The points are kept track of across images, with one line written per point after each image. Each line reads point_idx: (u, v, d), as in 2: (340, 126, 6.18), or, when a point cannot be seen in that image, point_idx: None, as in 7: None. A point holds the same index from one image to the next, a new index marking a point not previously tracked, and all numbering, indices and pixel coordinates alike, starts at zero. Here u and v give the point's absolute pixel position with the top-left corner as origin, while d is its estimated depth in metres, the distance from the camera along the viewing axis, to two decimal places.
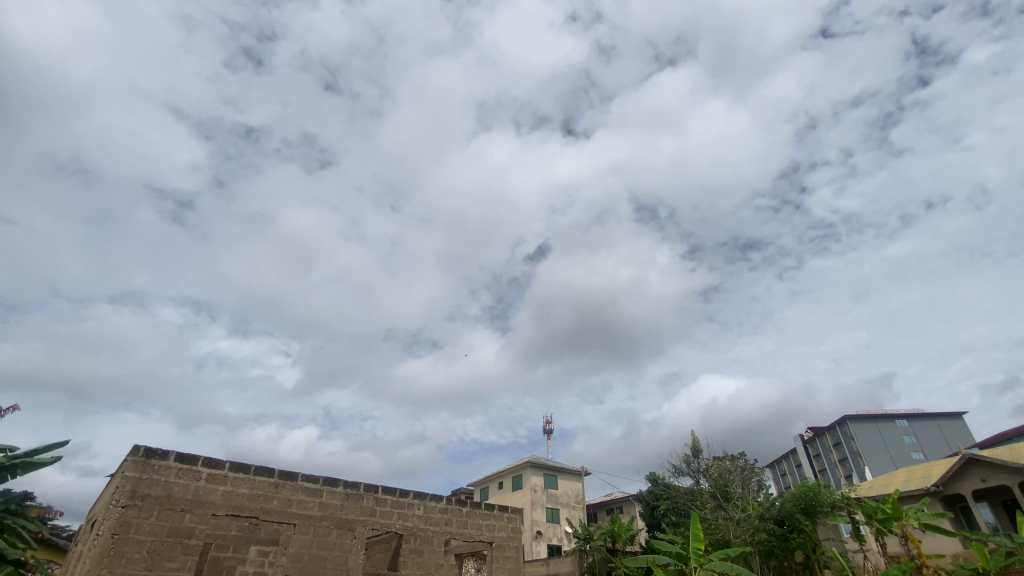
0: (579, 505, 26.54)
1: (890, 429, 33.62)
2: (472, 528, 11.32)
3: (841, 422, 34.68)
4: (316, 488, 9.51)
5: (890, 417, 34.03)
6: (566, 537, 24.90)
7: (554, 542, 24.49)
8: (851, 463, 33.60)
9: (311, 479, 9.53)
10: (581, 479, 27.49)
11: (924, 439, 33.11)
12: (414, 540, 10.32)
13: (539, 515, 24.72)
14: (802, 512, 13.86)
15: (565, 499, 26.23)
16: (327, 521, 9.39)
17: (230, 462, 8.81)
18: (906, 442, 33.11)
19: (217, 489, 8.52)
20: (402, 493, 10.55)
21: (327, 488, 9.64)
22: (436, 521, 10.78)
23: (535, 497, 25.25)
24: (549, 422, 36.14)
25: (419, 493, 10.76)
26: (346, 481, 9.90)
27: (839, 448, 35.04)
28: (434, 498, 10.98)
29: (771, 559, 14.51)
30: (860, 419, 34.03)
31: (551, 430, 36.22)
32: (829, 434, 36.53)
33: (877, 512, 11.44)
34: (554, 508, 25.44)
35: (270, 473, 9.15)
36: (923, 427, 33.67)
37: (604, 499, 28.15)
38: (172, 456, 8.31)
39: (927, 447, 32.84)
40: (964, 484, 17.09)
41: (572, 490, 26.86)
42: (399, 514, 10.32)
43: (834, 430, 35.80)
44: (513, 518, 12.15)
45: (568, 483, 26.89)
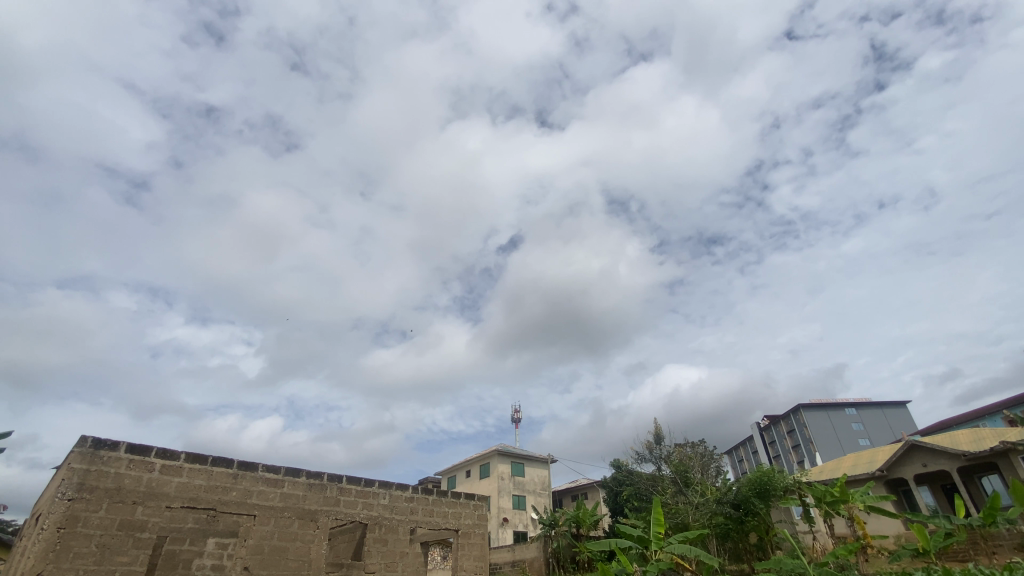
0: (544, 492, 26.95)
1: (840, 417, 35.38)
2: (438, 516, 11.35)
3: (795, 411, 36.30)
4: (278, 479, 9.34)
5: (840, 406, 35.81)
6: (531, 524, 25.29)
7: (520, 529, 24.85)
8: (804, 449, 35.29)
9: (272, 470, 9.35)
10: (547, 466, 27.89)
11: (870, 426, 35.06)
12: (378, 529, 10.28)
13: (505, 502, 24.98)
14: (757, 495, 14.48)
15: (532, 486, 26.58)
16: (288, 512, 9.23)
17: (186, 452, 8.53)
18: (855, 430, 34.96)
19: (172, 481, 8.26)
20: (367, 482, 10.48)
21: (289, 479, 9.47)
22: (401, 511, 10.76)
23: (502, 484, 25.47)
24: (517, 411, 36.33)
25: (384, 483, 10.72)
26: (309, 471, 9.77)
27: (793, 436, 36.72)
28: (399, 487, 10.96)
29: (727, 541, 15.14)
30: (813, 408, 35.71)
31: (519, 419, 36.16)
32: (783, 422, 38.20)
33: (826, 496, 12.07)
34: (520, 496, 25.75)
35: (228, 464, 8.91)
36: (870, 416, 35.59)
37: (569, 485, 28.70)
38: (122, 447, 7.98)
39: (873, 434, 34.79)
40: (907, 468, 18.20)
41: (539, 477, 27.23)
42: (364, 504, 10.25)
43: (789, 417, 37.45)
44: (479, 506, 12.26)
45: (534, 470, 27.24)
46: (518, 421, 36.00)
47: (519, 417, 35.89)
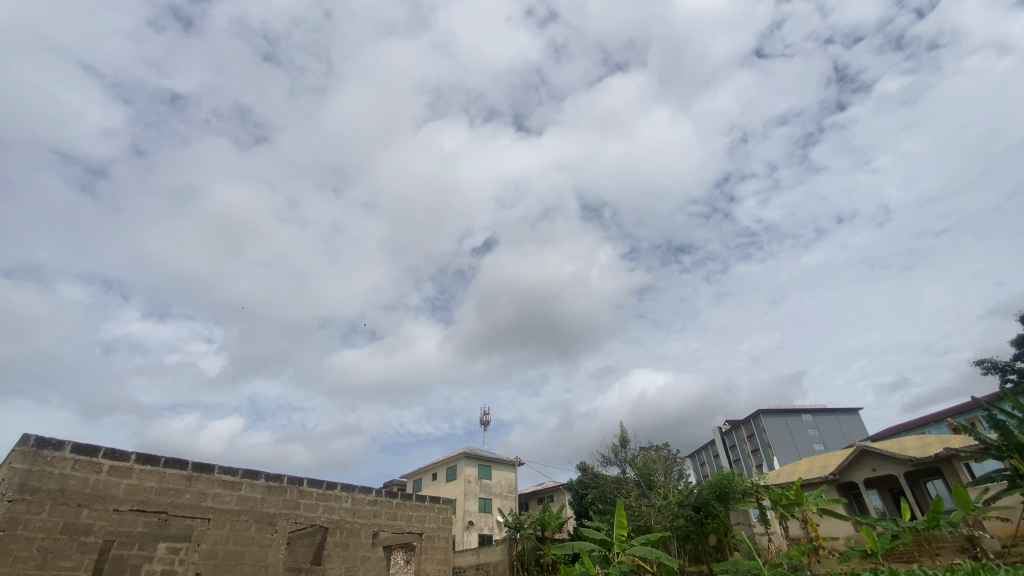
0: (511, 495, 26.95)
1: (797, 423, 36.69)
2: (401, 519, 11.22)
3: (756, 416, 37.46)
4: (235, 481, 9.05)
5: (798, 412, 37.14)
6: (497, 527, 25.25)
7: (485, 532, 24.79)
8: (762, 453, 36.47)
9: (228, 472, 9.05)
10: (514, 469, 27.91)
11: (824, 431, 36.50)
12: (339, 533, 10.08)
13: (471, 505, 24.87)
14: (717, 498, 14.88)
15: (498, 489, 26.55)
16: (245, 515, 8.95)
17: (136, 453, 8.18)
18: (810, 435, 36.31)
19: (121, 483, 7.90)
20: (329, 485, 10.27)
21: (247, 481, 9.20)
22: (363, 514, 10.58)
23: (468, 487, 25.35)
24: (486, 413, 36.21)
25: (346, 486, 10.52)
26: (268, 473, 9.50)
27: (752, 440, 37.89)
28: (362, 491, 10.78)
29: (687, 543, 15.49)
30: (772, 413, 36.94)
31: (487, 422, 36.06)
32: (744, 426, 39.38)
33: (782, 498, 12.53)
34: (486, 499, 25.67)
35: (182, 466, 8.59)
36: (825, 422, 37.05)
37: (535, 488, 28.80)
38: (67, 447, 7.59)
39: (827, 439, 36.25)
40: (857, 472, 19.01)
41: (506, 480, 27.22)
42: (325, 507, 10.04)
43: (749, 422, 38.64)
44: (444, 509, 12.17)
45: (501, 473, 27.21)
46: (486, 424, 35.90)
47: (488, 419, 35.82)
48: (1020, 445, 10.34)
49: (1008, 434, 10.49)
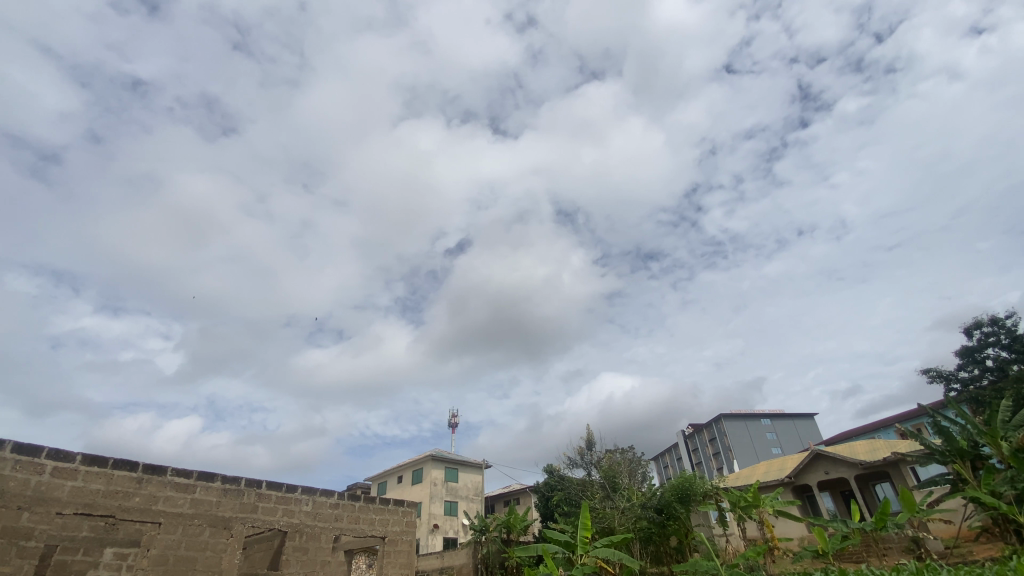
0: (477, 498, 26.85)
1: (757, 427, 37.88)
2: (363, 523, 11.04)
3: (718, 420, 38.50)
4: (189, 484, 8.74)
5: (757, 416, 38.34)
6: (462, 530, 25.12)
7: (450, 535, 24.63)
8: (723, 456, 37.51)
9: (182, 474, 8.73)
10: (481, 471, 27.81)
11: (782, 436, 37.82)
12: (299, 537, 9.85)
13: (436, 508, 24.67)
14: (678, 500, 15.19)
15: (464, 492, 26.41)
16: (199, 520, 8.65)
17: (83, 454, 7.80)
18: (768, 439, 37.54)
19: (65, 485, 7.51)
20: (289, 488, 10.03)
21: (201, 484, 8.89)
22: (324, 518, 10.37)
23: (434, 490, 25.13)
24: (454, 415, 35.96)
25: (307, 489, 10.29)
26: (224, 475, 9.21)
27: (714, 443, 38.93)
28: (323, 494, 10.56)
29: (649, 544, 15.79)
30: (733, 418, 38.03)
31: (455, 424, 35.82)
32: (706, 430, 40.42)
33: (740, 500, 12.93)
34: (452, 502, 25.50)
35: (132, 467, 8.23)
36: (783, 426, 38.39)
37: (502, 491, 28.81)
38: (8, 447, 7.18)
39: (784, 443, 37.56)
40: (811, 475, 19.76)
41: (472, 483, 27.10)
42: (284, 511, 9.79)
43: (711, 426, 39.68)
44: (408, 512, 12.02)
45: (468, 476, 27.07)
46: (455, 426, 35.68)
47: (456, 421, 35.62)
48: (962, 451, 10.98)
49: (951, 440, 11.15)
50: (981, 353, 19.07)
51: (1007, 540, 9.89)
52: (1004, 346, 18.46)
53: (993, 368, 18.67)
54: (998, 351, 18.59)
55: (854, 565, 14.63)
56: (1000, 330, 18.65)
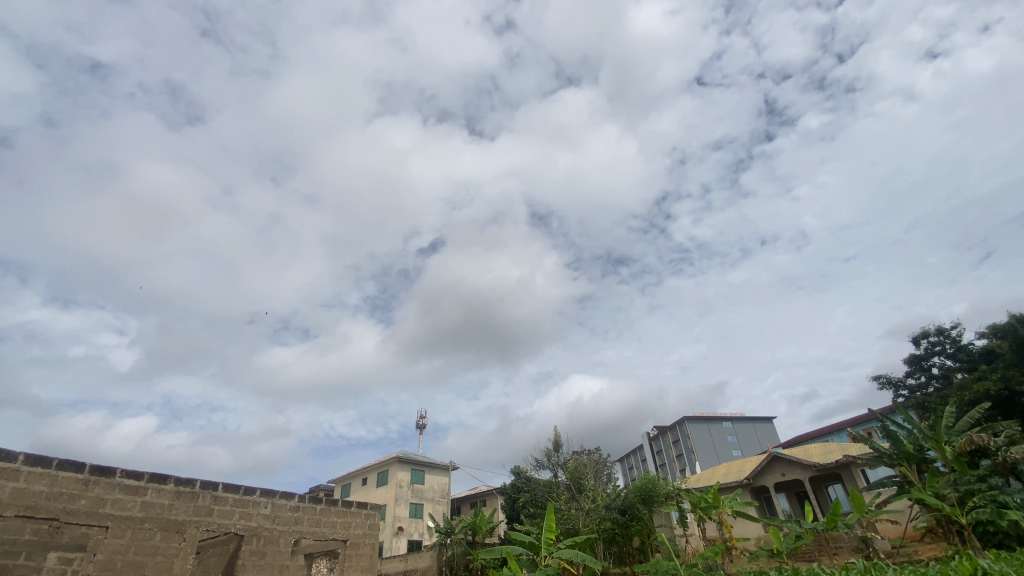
0: (443, 500, 26.67)
1: (719, 430, 38.94)
2: (325, 526, 10.84)
3: (681, 422, 39.42)
4: (140, 486, 8.41)
5: (719, 419, 39.44)
6: (427, 532, 24.92)
7: (415, 538, 24.41)
8: (686, 458, 38.45)
9: (133, 476, 8.39)
10: (448, 473, 27.64)
11: (742, 438, 38.99)
12: (256, 541, 9.58)
13: (401, 510, 24.40)
14: (642, 501, 15.45)
15: (430, 494, 26.20)
16: (149, 524, 8.33)
17: (25, 454, 7.40)
18: (729, 441, 38.66)
19: (5, 487, 7.12)
20: (247, 491, 9.76)
21: (153, 486, 8.57)
22: (284, 521, 10.13)
23: (399, 492, 24.84)
24: (422, 417, 35.58)
25: (266, 491, 10.05)
26: (178, 478, 8.89)
27: (677, 445, 39.85)
28: (283, 496, 10.32)
29: (613, 545, 16.06)
30: (696, 420, 39.01)
31: (423, 426, 35.42)
32: (670, 432, 41.31)
33: (701, 501, 13.29)
34: (418, 504, 25.26)
35: (78, 469, 7.86)
36: (743, 429, 39.59)
37: (468, 493, 28.71)
38: None
39: (744, 445, 38.74)
40: (768, 476, 20.46)
41: (438, 485, 26.90)
42: (241, 514, 9.51)
43: (675, 428, 40.58)
44: (371, 515, 11.86)
45: (434, 478, 26.86)
46: (423, 428, 35.35)
47: (424, 423, 35.30)
48: (908, 454, 11.58)
49: (899, 444, 11.74)
50: (927, 361, 20.17)
51: (948, 539, 10.49)
52: (949, 355, 19.58)
53: (938, 376, 19.79)
54: (943, 360, 19.69)
55: (806, 564, 15.22)
56: (945, 340, 19.77)
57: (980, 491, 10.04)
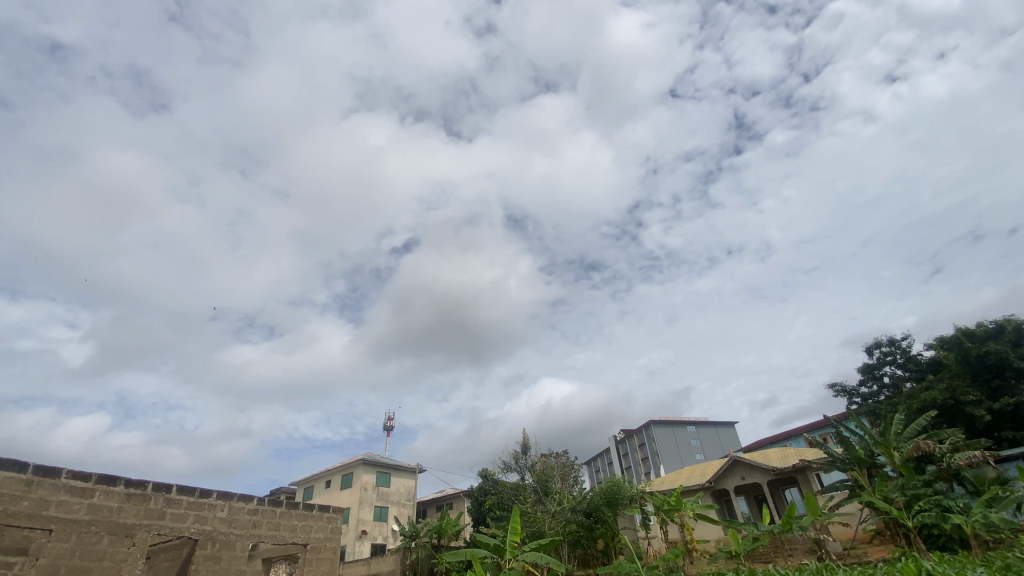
0: (409, 503, 26.37)
1: (683, 434, 39.81)
2: (284, 530, 10.59)
3: (647, 426, 40.16)
4: (87, 488, 8.04)
5: (684, 423, 40.33)
6: (391, 536, 24.59)
7: (379, 541, 24.07)
8: (651, 461, 39.17)
9: (80, 477, 8.03)
10: (414, 476, 27.34)
11: (705, 442, 39.96)
12: (211, 545, 9.28)
13: (366, 513, 24.03)
14: (607, 504, 15.64)
15: (396, 497, 25.85)
16: (96, 527, 7.97)
17: None
18: (693, 445, 39.57)
19: None
20: (203, 493, 9.46)
21: (101, 488, 8.21)
22: (241, 525, 9.85)
23: (364, 495, 24.44)
24: (390, 419, 35.09)
25: (223, 494, 9.76)
26: (128, 479, 8.55)
27: (643, 449, 40.59)
28: (242, 499, 10.06)
29: (577, 547, 16.22)
30: (661, 424, 39.79)
31: (390, 427, 34.93)
32: (636, 436, 42.00)
33: (664, 504, 13.57)
34: (383, 507, 24.91)
35: (20, 469, 7.47)
36: (706, 433, 40.56)
37: (435, 495, 28.48)
38: None
39: (706, 449, 39.73)
40: (729, 480, 21.05)
41: (404, 488, 26.60)
42: (195, 517, 9.21)
43: (641, 432, 41.29)
44: (333, 518, 11.65)
45: (400, 480, 26.54)
46: (390, 430, 34.89)
47: (391, 424, 34.85)
48: (860, 459, 12.12)
49: (851, 449, 12.27)
50: (879, 370, 21.15)
51: (895, 541, 11.02)
52: (899, 365, 20.60)
53: (888, 384, 20.78)
54: (894, 369, 20.70)
55: (763, 565, 15.71)
56: (896, 350, 20.79)
57: (925, 495, 10.60)
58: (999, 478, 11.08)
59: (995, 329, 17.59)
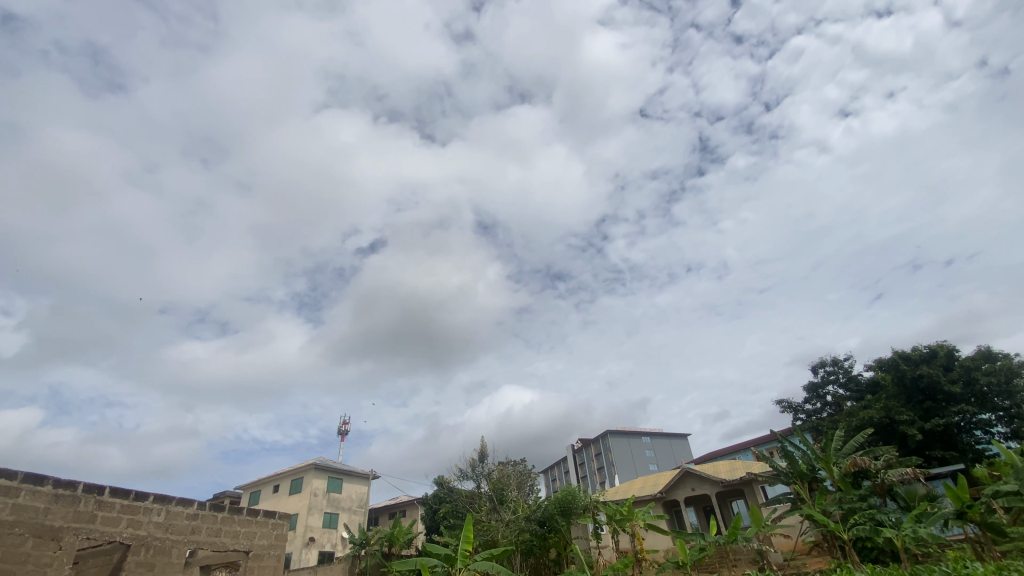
0: (360, 510, 25.74)
1: (638, 444, 40.61)
2: (226, 536, 10.18)
3: (604, 436, 40.78)
4: (11, 488, 7.52)
5: (639, 434, 41.14)
6: (340, 543, 23.93)
7: (327, 549, 23.38)
8: (606, 471, 39.78)
9: (4, 475, 7.50)
10: (367, 482, 26.75)
11: (659, 453, 40.88)
12: (144, 552, 8.82)
13: (315, 520, 23.32)
14: (561, 513, 15.74)
15: (347, 504, 25.23)
16: (20, 529, 7.45)
17: None
18: (647, 456, 40.40)
19: None
20: (138, 496, 8.99)
21: (27, 488, 7.69)
22: (178, 530, 9.40)
23: (313, 501, 23.72)
24: (345, 423, 34.24)
25: (161, 497, 9.31)
26: (58, 479, 8.05)
27: (599, 458, 41.18)
28: (180, 503, 9.61)
29: (530, 556, 16.28)
30: (618, 434, 40.49)
31: (345, 431, 34.05)
32: (593, 445, 42.57)
33: (616, 514, 13.77)
34: (333, 513, 24.22)
35: None
36: (661, 444, 41.50)
37: (388, 502, 27.95)
38: None
39: (660, 460, 40.64)
40: (680, 490, 21.62)
41: (356, 494, 25.97)
42: (129, 521, 8.74)
43: (598, 441, 41.88)
44: (278, 525, 11.28)
45: (352, 486, 25.91)
46: (345, 434, 34.05)
47: (346, 429, 34.02)
48: (802, 473, 12.72)
49: (795, 463, 12.87)
50: (822, 389, 22.26)
51: (832, 553, 11.58)
52: (841, 384, 21.74)
53: (831, 402, 21.88)
54: (836, 388, 21.84)
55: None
56: (838, 370, 21.96)
57: (859, 508, 11.22)
58: (927, 494, 11.82)
59: (929, 353, 18.84)
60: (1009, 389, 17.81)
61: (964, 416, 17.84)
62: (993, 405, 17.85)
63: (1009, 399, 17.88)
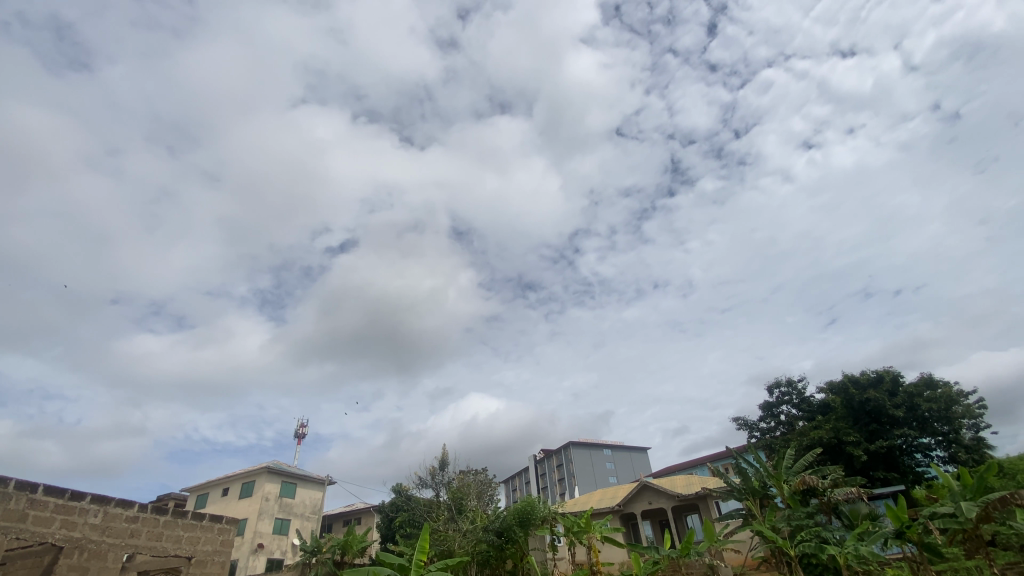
0: (313, 516, 25.00)
1: (599, 456, 41.00)
2: (167, 541, 9.71)
3: (566, 447, 41.02)
4: None
5: (601, 445, 41.59)
6: (290, 550, 23.18)
7: (275, 556, 22.58)
8: (567, 482, 39.98)
9: None
10: (323, 488, 26.00)
11: (619, 466, 41.32)
12: (77, 555, 8.33)
13: (264, 526, 22.51)
14: (519, 524, 15.69)
15: (300, 510, 24.45)
16: None
17: None
18: (608, 468, 40.79)
19: None
20: (74, 496, 8.52)
21: None
22: (116, 533, 8.93)
23: (265, 506, 22.89)
24: (303, 425, 33.23)
25: (99, 497, 8.86)
26: None
27: (560, 469, 41.35)
28: (120, 504, 9.17)
29: (486, 567, 16.14)
30: (580, 446, 40.78)
31: (302, 435, 33.06)
32: (555, 456, 42.75)
33: (574, 526, 13.81)
34: (284, 519, 23.44)
35: None
36: (621, 457, 42.01)
37: (343, 509, 27.25)
38: None
39: (620, 472, 41.12)
40: (637, 504, 21.90)
41: (310, 501, 25.21)
42: (63, 522, 8.26)
43: (560, 452, 42.10)
44: (225, 530, 10.86)
45: (306, 492, 25.16)
46: (302, 437, 33.07)
47: (304, 432, 33.03)
48: (754, 489, 13.11)
49: (748, 480, 13.26)
50: (777, 408, 23.05)
51: (779, 568, 11.93)
52: (794, 405, 22.56)
53: (784, 422, 22.66)
54: (790, 408, 22.64)
55: None
56: (793, 391, 22.80)
57: (807, 525, 11.60)
58: (869, 513, 12.31)
59: (876, 378, 19.81)
60: (948, 415, 18.87)
61: (907, 439, 18.77)
62: (933, 430, 18.84)
63: (948, 424, 18.93)
